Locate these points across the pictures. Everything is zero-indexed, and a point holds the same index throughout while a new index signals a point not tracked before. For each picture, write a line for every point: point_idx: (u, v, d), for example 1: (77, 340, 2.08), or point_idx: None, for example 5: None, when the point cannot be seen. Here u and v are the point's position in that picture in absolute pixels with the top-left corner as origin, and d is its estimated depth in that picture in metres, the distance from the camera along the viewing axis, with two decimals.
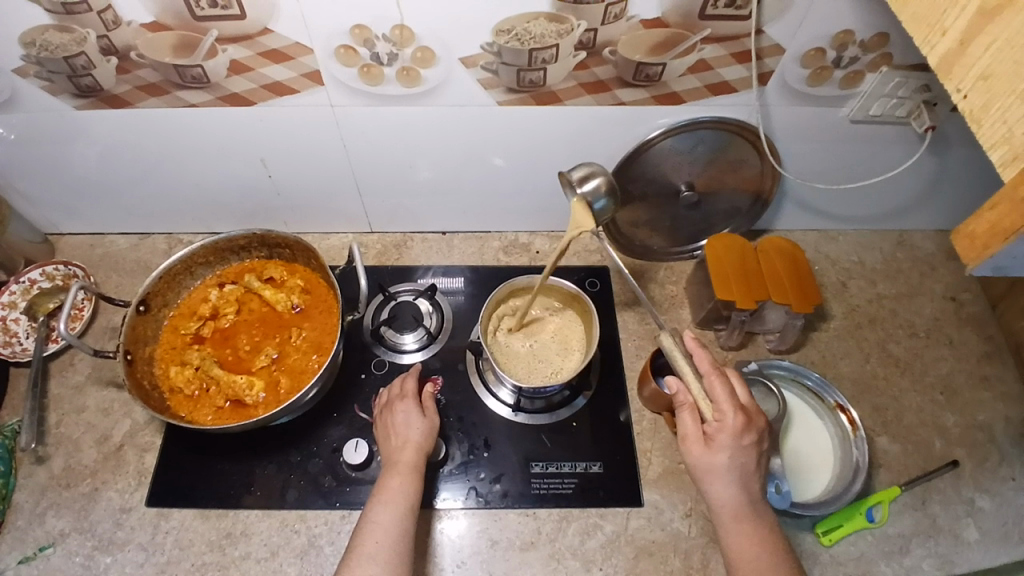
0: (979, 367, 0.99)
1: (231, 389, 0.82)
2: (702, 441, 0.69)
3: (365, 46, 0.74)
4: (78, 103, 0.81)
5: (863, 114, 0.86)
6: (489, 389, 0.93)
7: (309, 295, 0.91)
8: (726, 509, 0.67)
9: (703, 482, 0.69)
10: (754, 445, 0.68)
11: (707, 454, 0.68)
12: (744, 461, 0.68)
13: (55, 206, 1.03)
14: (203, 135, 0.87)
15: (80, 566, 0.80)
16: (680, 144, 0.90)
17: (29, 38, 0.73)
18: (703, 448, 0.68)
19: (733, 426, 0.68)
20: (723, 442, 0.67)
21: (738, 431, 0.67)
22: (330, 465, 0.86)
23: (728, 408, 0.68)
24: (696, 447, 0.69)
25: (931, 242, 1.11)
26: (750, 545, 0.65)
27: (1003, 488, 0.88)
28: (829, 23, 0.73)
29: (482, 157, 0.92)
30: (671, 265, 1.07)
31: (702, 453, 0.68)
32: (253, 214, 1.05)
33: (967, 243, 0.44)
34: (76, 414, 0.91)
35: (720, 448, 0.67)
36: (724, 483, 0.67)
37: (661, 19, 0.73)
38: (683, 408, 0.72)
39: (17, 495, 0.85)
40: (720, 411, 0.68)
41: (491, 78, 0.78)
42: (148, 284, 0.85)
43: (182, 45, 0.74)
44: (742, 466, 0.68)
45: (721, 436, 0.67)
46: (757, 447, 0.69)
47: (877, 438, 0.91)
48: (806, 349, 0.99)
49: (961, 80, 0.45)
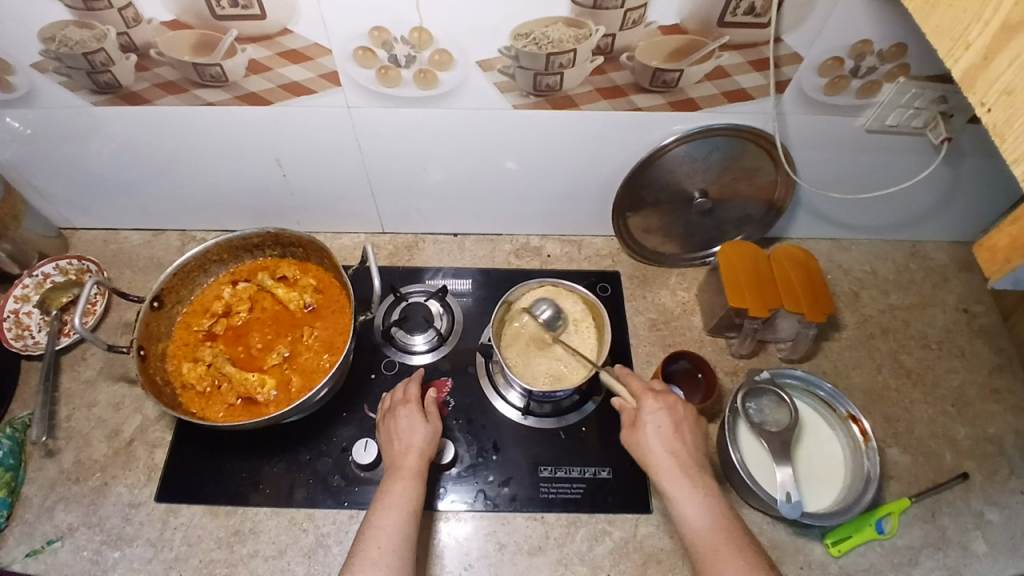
0: (990, 380, 0.98)
1: (242, 387, 0.82)
2: (631, 426, 0.74)
3: (384, 47, 0.75)
4: (96, 99, 0.82)
5: (879, 124, 0.86)
6: (499, 392, 0.92)
7: (322, 294, 0.91)
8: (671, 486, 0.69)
9: (643, 463, 0.72)
10: (672, 415, 0.73)
11: (634, 435, 0.73)
12: (665, 429, 0.72)
13: (70, 202, 1.03)
14: (218, 133, 0.88)
15: (88, 560, 0.80)
16: (694, 151, 0.90)
17: (49, 34, 0.74)
18: (630, 430, 0.74)
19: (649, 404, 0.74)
20: (645, 416, 0.73)
21: (650, 405, 0.74)
22: (339, 465, 0.86)
23: (641, 389, 0.76)
24: (627, 433, 0.74)
25: (944, 253, 1.10)
26: (692, 512, 0.66)
27: (1013, 501, 0.88)
28: (847, 33, 0.73)
29: (495, 161, 0.93)
30: (682, 272, 1.07)
31: (635, 432, 0.73)
32: (267, 213, 1.05)
33: (988, 256, 0.44)
34: (86, 408, 0.92)
35: (642, 424, 0.73)
36: (654, 455, 0.71)
37: (680, 26, 0.73)
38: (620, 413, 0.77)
39: (26, 488, 0.85)
40: (636, 395, 0.76)
41: (508, 82, 0.78)
42: (162, 281, 0.85)
43: (202, 44, 0.74)
44: (665, 432, 0.72)
45: (641, 414, 0.74)
46: (676, 415, 0.73)
47: (887, 449, 0.91)
48: (818, 359, 0.98)
49: (985, 95, 0.45)
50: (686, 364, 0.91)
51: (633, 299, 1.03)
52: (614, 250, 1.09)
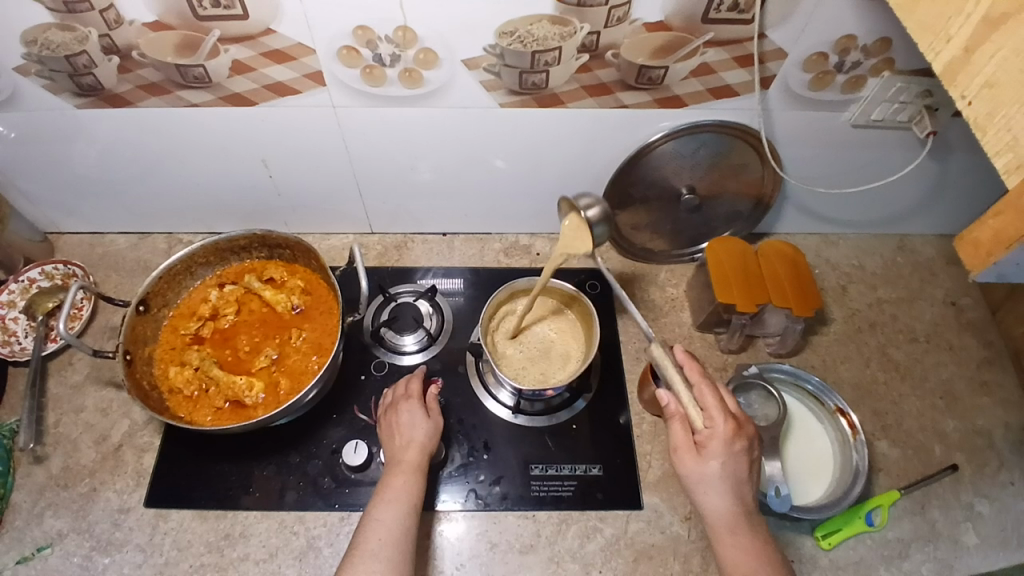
0: (979, 372, 0.99)
1: (230, 390, 0.82)
2: (695, 453, 0.68)
3: (368, 47, 0.74)
4: (79, 102, 0.81)
5: (865, 119, 0.86)
6: (489, 391, 0.92)
7: (310, 295, 0.91)
8: (716, 512, 0.67)
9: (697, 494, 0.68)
10: (730, 458, 0.67)
11: (699, 464, 0.67)
12: (735, 470, 0.67)
13: (55, 205, 1.02)
14: (205, 136, 0.87)
15: (78, 566, 0.80)
16: (682, 147, 0.90)
17: (30, 36, 0.73)
18: (694, 456, 0.68)
19: (724, 434, 0.67)
20: (713, 452, 0.67)
21: (727, 439, 0.67)
22: (330, 466, 0.86)
23: (717, 412, 0.68)
24: (687, 458, 0.68)
25: (931, 247, 1.11)
26: (733, 531, 0.66)
27: (1002, 493, 0.88)
28: (832, 28, 0.74)
29: (482, 159, 0.92)
30: (671, 268, 1.07)
31: (690, 467, 0.68)
32: (255, 214, 1.04)
33: (971, 251, 0.44)
34: (74, 414, 0.91)
35: (712, 456, 0.67)
36: (717, 493, 0.67)
37: (664, 23, 0.73)
38: (673, 419, 0.71)
39: (15, 495, 0.84)
40: (710, 417, 0.68)
41: (493, 80, 0.78)
42: (148, 284, 0.84)
43: (185, 45, 0.74)
44: (734, 473, 0.67)
45: (712, 444, 0.67)
46: (748, 453, 0.68)
47: (877, 443, 0.91)
48: (807, 353, 0.99)
49: (966, 88, 0.45)
50: None
51: (623, 297, 1.03)
52: (604, 247, 1.09)
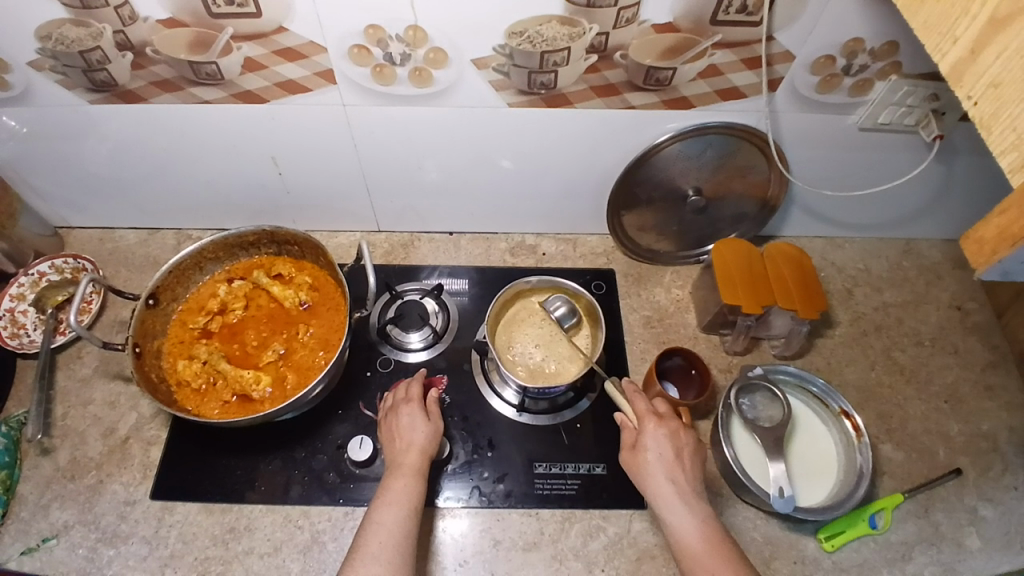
0: (984, 376, 0.99)
1: (237, 384, 0.82)
2: (633, 448, 0.74)
3: (378, 46, 0.75)
4: (92, 97, 0.82)
5: (871, 122, 0.87)
6: (494, 389, 0.93)
7: (317, 292, 0.92)
8: (659, 497, 0.69)
9: (642, 487, 0.72)
10: (659, 445, 0.72)
11: (634, 457, 0.73)
12: (664, 456, 0.71)
13: (66, 200, 1.03)
14: (215, 133, 0.88)
15: (84, 558, 0.80)
16: (689, 148, 0.90)
17: (46, 32, 0.74)
18: (631, 452, 0.74)
19: (650, 427, 0.73)
20: (641, 445, 0.73)
21: (652, 429, 0.73)
22: (335, 462, 0.86)
23: (645, 411, 0.75)
24: (628, 455, 0.74)
25: (937, 251, 1.11)
26: (678, 512, 0.68)
27: (1006, 497, 0.88)
28: (840, 31, 0.74)
29: (490, 160, 0.93)
30: (677, 270, 1.07)
31: (629, 462, 0.73)
32: (263, 211, 1.05)
33: (975, 248, 0.44)
34: (82, 406, 0.92)
35: (642, 447, 0.73)
36: (653, 479, 0.70)
37: (673, 25, 0.73)
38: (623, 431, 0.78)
39: (22, 487, 0.85)
40: (640, 416, 0.75)
41: (502, 80, 0.79)
42: (158, 278, 0.85)
43: (198, 42, 0.74)
44: (665, 459, 0.71)
45: (642, 437, 0.73)
46: (677, 443, 0.72)
47: (881, 446, 0.91)
48: (812, 356, 0.99)
49: (972, 88, 0.45)
50: (681, 360, 0.91)
51: (628, 297, 1.04)
52: (609, 248, 1.09)
